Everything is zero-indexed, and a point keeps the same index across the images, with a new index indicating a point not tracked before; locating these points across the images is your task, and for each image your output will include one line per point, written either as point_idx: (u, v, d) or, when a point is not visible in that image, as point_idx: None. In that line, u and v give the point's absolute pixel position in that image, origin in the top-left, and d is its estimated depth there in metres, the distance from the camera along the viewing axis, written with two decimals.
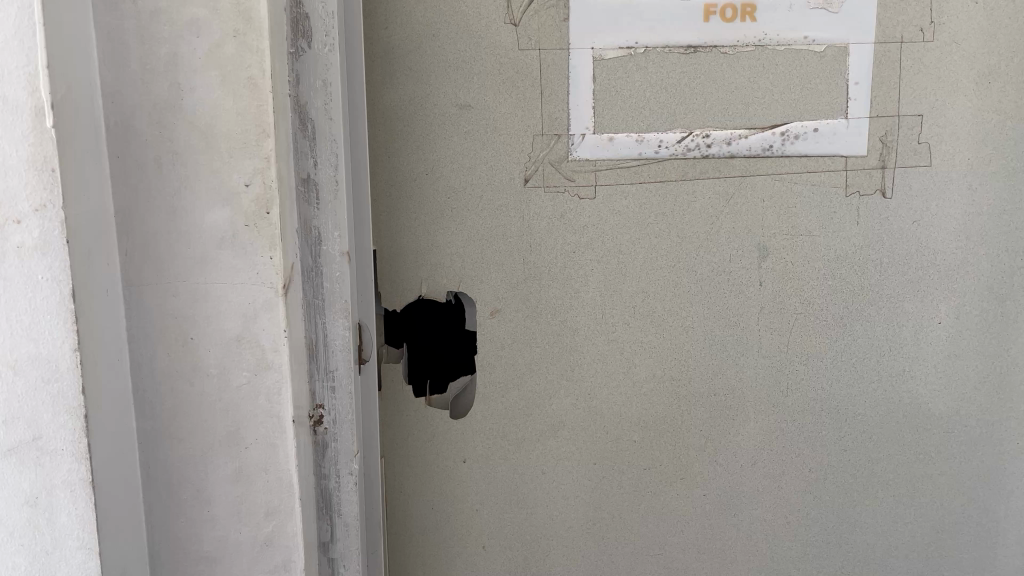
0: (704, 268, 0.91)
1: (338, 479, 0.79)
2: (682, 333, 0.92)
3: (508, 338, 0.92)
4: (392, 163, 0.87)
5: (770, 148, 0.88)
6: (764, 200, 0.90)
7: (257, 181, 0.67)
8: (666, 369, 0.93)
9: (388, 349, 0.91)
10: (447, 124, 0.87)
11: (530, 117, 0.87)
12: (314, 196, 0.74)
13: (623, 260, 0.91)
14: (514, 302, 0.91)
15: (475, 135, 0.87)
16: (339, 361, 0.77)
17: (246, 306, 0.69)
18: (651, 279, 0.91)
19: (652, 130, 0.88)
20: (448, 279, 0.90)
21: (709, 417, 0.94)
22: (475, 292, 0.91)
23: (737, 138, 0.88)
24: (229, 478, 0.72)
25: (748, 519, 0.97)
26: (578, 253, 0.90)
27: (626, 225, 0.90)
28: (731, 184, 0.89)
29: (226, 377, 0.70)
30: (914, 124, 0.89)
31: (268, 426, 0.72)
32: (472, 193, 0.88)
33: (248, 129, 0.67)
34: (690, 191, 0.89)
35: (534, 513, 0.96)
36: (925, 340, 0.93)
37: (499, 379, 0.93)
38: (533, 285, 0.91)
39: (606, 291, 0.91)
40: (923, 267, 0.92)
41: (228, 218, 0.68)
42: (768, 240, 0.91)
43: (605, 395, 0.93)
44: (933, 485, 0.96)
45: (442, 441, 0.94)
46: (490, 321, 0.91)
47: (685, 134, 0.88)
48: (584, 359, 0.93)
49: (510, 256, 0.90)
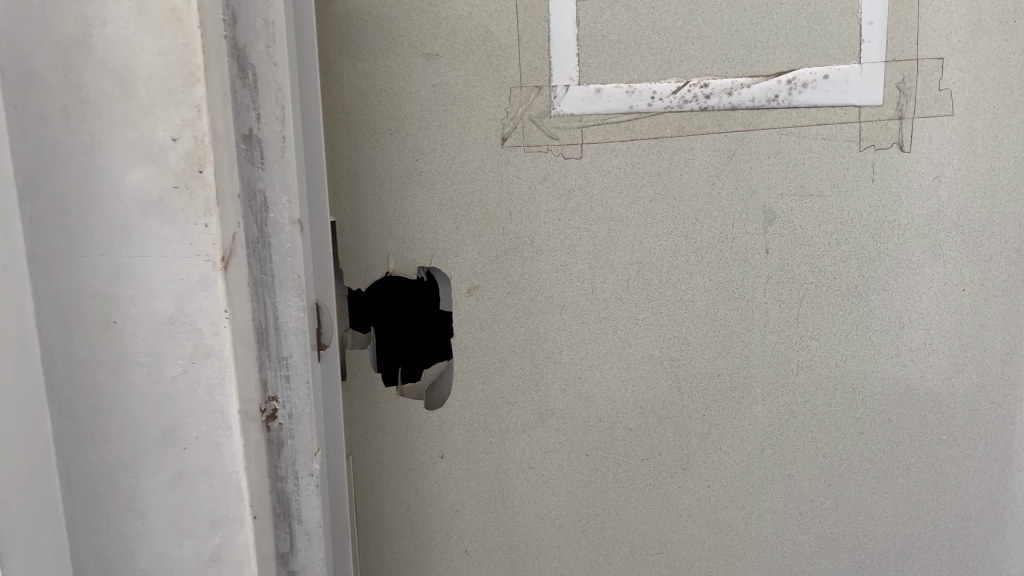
0: (705, 235, 0.82)
1: (297, 481, 0.70)
2: (682, 308, 0.83)
3: (488, 318, 0.82)
4: (351, 122, 0.77)
5: (776, 99, 0.79)
6: (771, 157, 0.81)
7: (187, 135, 0.57)
8: (664, 348, 0.84)
9: (353, 335, 0.81)
10: (413, 76, 0.77)
11: (506, 68, 0.77)
12: (258, 155, 0.64)
13: (614, 227, 0.81)
14: (494, 278, 0.81)
15: (446, 88, 0.77)
16: (293, 346, 0.68)
17: (179, 284, 0.59)
18: (646, 249, 0.82)
19: (644, 80, 0.78)
20: (419, 254, 0.80)
21: (713, 401, 0.85)
22: (449, 267, 0.81)
23: (739, 87, 0.79)
24: (167, 484, 0.62)
25: (757, 512, 0.88)
26: (564, 221, 0.81)
27: (617, 188, 0.80)
28: (734, 139, 0.80)
29: (157, 366, 0.60)
30: (935, 69, 0.79)
31: (211, 422, 0.62)
32: (444, 155, 0.78)
33: (173, 72, 0.56)
34: (688, 148, 0.80)
35: (521, 513, 0.86)
36: (948, 310, 0.85)
37: (479, 364, 0.83)
38: (515, 258, 0.81)
39: (595, 262, 0.82)
40: (945, 228, 0.83)
41: (153, 179, 0.57)
42: (775, 202, 0.81)
43: (597, 378, 0.84)
44: (958, 469, 0.88)
45: (417, 436, 0.84)
46: (468, 299, 0.81)
47: (681, 83, 0.78)
48: (573, 340, 0.83)
49: (488, 225, 0.80)
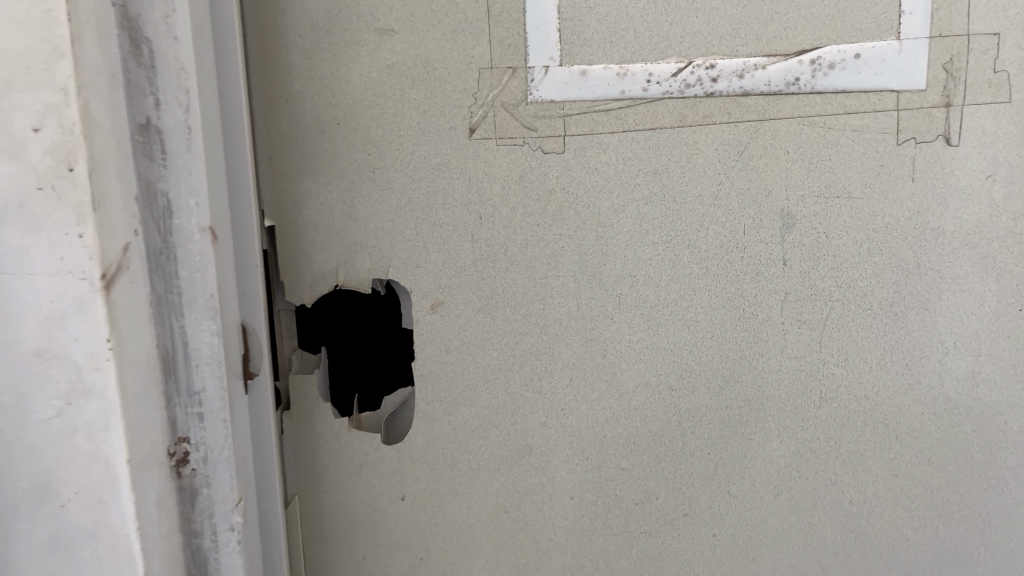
0: (710, 243, 0.69)
1: (215, 537, 0.58)
2: (683, 329, 0.70)
3: (455, 339, 0.70)
4: (292, 110, 0.66)
5: (796, 83, 0.66)
6: (790, 151, 0.68)
7: (53, 124, 0.46)
8: (663, 376, 0.71)
9: (297, 360, 0.70)
10: (363, 55, 0.65)
11: (474, 46, 0.65)
12: (158, 149, 0.52)
13: (603, 234, 0.69)
14: (461, 292, 0.69)
15: (402, 70, 0.66)
16: (207, 378, 0.57)
17: (47, 307, 0.49)
18: (640, 259, 0.69)
19: (638, 60, 0.66)
20: (373, 264, 0.69)
21: (719, 437, 0.73)
22: (409, 280, 0.69)
23: (752, 68, 0.66)
24: (42, 544, 0.52)
25: (771, 566, 0.75)
26: (544, 227, 0.69)
27: (605, 188, 0.68)
28: (745, 131, 0.67)
29: (24, 406, 0.50)
30: (991, 47, 0.66)
31: (93, 474, 0.51)
32: (401, 148, 0.67)
33: (32, 45, 0.45)
34: (690, 141, 0.67)
35: (494, 563, 0.75)
36: (1003, 334, 0.71)
37: (445, 393, 0.71)
38: (486, 269, 0.69)
39: (581, 275, 0.69)
40: (1000, 237, 0.69)
41: (10, 179, 0.47)
42: (794, 205, 0.68)
43: (583, 410, 0.72)
44: (1012, 522, 0.74)
45: (372, 474, 0.72)
46: (431, 317, 0.70)
47: (683, 64, 0.66)
48: (554, 366, 0.71)
49: (454, 231, 0.68)
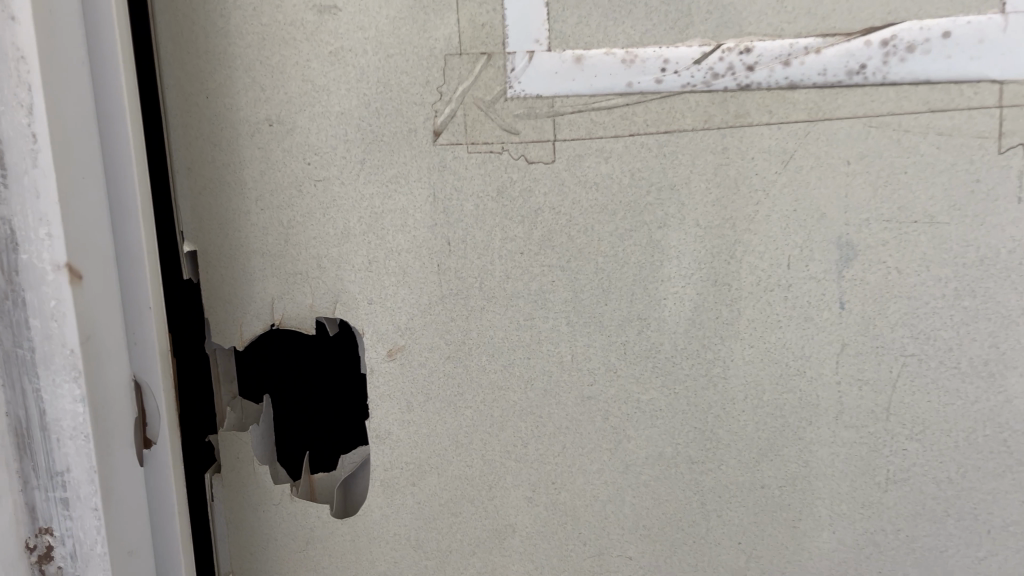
0: (744, 279, 0.53)
1: None
2: (708, 388, 0.55)
3: (418, 393, 0.56)
4: (215, 109, 0.53)
5: (860, 71, 0.50)
6: (852, 161, 0.51)
7: None
8: (681, 446, 0.56)
9: (229, 416, 0.58)
10: (300, 39, 0.52)
11: (438, 26, 0.51)
12: None
13: (604, 265, 0.54)
14: (426, 336, 0.56)
15: (348, 57, 0.52)
16: (71, 457, 0.44)
17: None
18: (652, 298, 0.54)
19: (651, 43, 0.51)
20: (317, 299, 0.55)
21: (753, 524, 0.57)
22: (361, 319, 0.56)
23: (801, 53, 0.50)
24: None
25: None
26: (529, 256, 0.54)
27: (607, 207, 0.53)
28: (792, 134, 0.51)
29: None
30: None
31: None
32: (347, 156, 0.53)
33: None
34: (720, 147, 0.52)
35: None
36: None
37: (408, 458, 0.58)
38: (456, 308, 0.55)
39: (576, 317, 0.55)
40: None
41: None
42: (856, 231, 0.52)
43: (579, 485, 0.57)
44: None
45: (321, 552, 0.59)
46: (388, 366, 0.56)
47: (710, 48, 0.51)
48: (542, 430, 0.56)
49: (416, 260, 0.54)
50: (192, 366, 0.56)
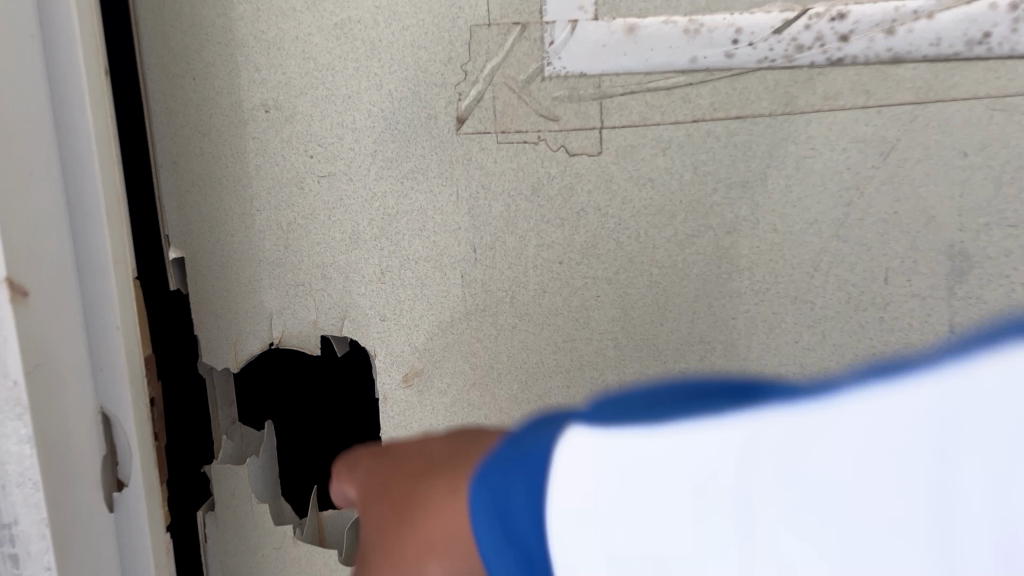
0: (831, 296, 0.43)
1: None
2: None
3: (441, 424, 0.48)
4: (202, 94, 0.46)
5: (984, 40, 0.40)
6: (972, 153, 0.41)
7: None
8: None
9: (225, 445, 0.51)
10: (299, 10, 0.44)
11: None
12: None
13: (659, 277, 0.45)
14: (448, 358, 0.47)
15: (356, 31, 0.44)
16: (19, 508, 0.37)
17: None
18: (718, 317, 0.45)
19: (720, 9, 0.42)
20: (322, 314, 0.48)
21: None
22: (374, 338, 0.48)
23: (907, 18, 0.40)
24: None
25: None
26: (570, 265, 0.45)
27: (665, 208, 0.44)
28: (895, 119, 0.41)
29: None
30: None
31: None
32: (357, 148, 0.45)
33: None
34: (804, 135, 0.42)
35: None
36: None
37: None
38: (483, 327, 0.47)
39: (625, 339, 0.46)
40: None
41: None
42: (972, 236, 0.41)
43: None
44: None
45: None
46: (405, 392, 0.48)
47: (793, 14, 0.41)
48: None
49: (437, 271, 0.46)
50: (176, 392, 0.49)
